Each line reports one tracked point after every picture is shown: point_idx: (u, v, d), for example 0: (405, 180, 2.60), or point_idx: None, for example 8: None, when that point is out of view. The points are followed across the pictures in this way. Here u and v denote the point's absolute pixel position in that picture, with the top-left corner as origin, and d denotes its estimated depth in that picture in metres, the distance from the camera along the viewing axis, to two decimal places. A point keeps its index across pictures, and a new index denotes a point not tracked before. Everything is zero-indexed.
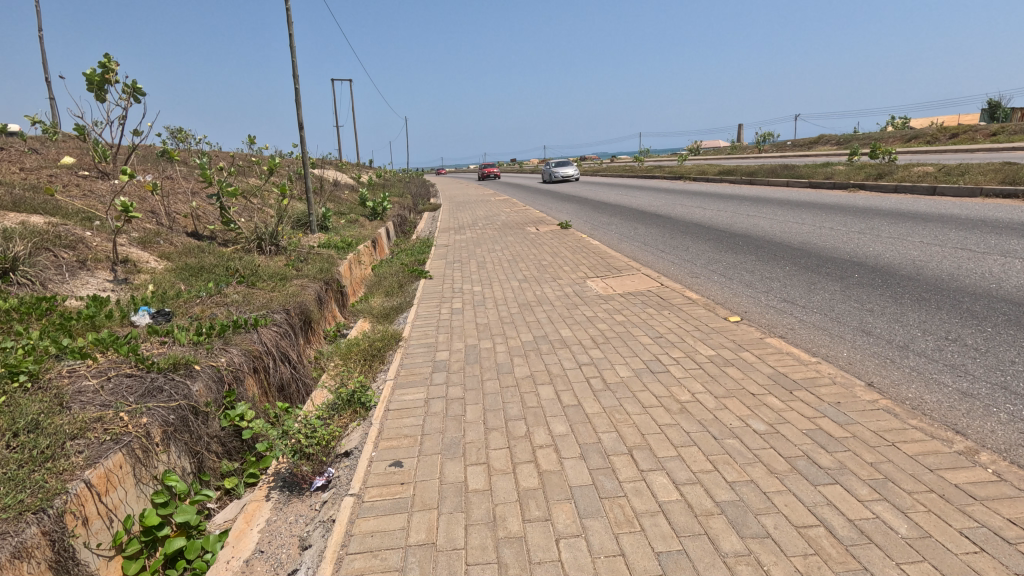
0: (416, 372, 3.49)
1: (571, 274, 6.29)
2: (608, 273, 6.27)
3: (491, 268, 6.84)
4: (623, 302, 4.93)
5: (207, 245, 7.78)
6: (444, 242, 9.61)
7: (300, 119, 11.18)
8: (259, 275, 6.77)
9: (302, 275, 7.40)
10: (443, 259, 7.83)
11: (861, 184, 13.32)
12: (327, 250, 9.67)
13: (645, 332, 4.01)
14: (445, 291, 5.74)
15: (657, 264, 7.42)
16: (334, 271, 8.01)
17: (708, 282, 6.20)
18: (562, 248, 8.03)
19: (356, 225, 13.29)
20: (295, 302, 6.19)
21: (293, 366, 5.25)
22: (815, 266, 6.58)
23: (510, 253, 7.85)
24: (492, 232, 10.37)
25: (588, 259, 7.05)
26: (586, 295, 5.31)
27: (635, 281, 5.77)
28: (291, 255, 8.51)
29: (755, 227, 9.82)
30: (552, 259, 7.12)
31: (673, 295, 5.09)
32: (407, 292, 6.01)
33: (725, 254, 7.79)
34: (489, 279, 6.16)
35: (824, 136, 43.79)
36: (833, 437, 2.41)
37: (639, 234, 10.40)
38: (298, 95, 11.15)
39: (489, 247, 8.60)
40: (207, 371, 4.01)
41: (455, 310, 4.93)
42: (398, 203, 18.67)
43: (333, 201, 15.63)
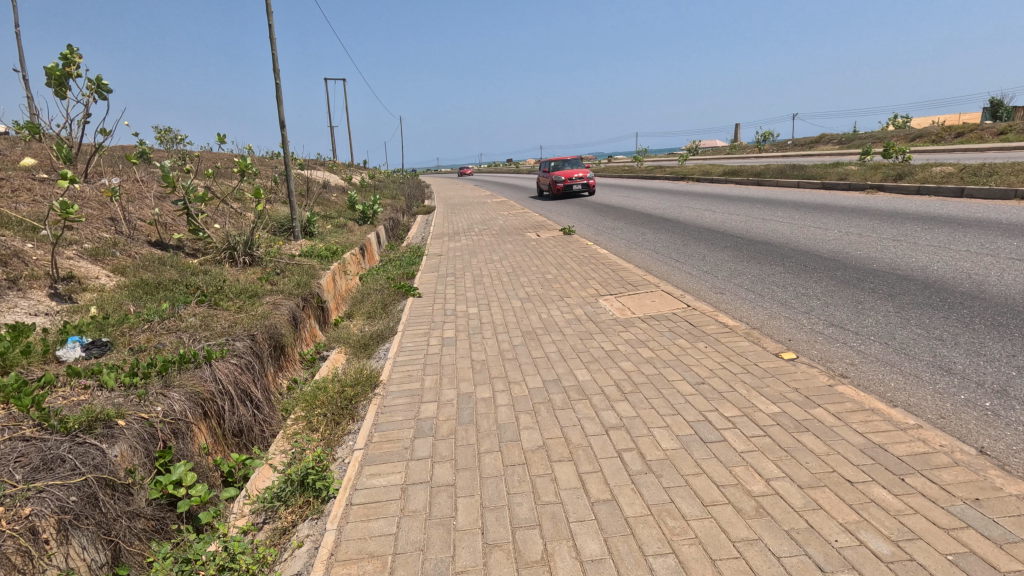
0: (392, 438, 2.68)
1: (579, 291, 5.49)
2: (622, 290, 5.48)
3: (488, 283, 6.05)
4: (646, 330, 4.15)
5: (171, 257, 6.96)
6: (437, 250, 8.80)
7: (281, 117, 10.36)
8: (225, 292, 5.96)
9: (276, 291, 6.60)
10: (436, 272, 7.03)
11: (880, 186, 12.58)
12: (310, 259, 8.88)
13: (682, 375, 3.23)
14: (435, 313, 4.94)
15: (674, 277, 6.66)
16: (313, 285, 7.21)
17: (736, 301, 5.43)
18: (568, 258, 7.25)
19: (345, 230, 12.51)
20: (264, 324, 5.38)
21: (255, 406, 4.43)
22: (856, 281, 5.81)
23: (510, 264, 7.08)
24: (489, 239, 9.59)
25: (597, 273, 6.26)
26: (599, 320, 4.53)
27: (656, 302, 4.98)
28: (267, 266, 7.71)
29: (775, 233, 9.06)
30: (556, 273, 6.33)
31: (703, 321, 4.30)
32: (391, 315, 5.20)
33: (748, 265, 7.03)
34: (487, 298, 5.37)
35: (824, 136, 43.27)
36: (999, 572, 1.63)
37: (648, 241, 9.63)
38: (280, 91, 10.32)
39: (486, 256, 7.81)
40: (134, 428, 3.20)
41: (446, 340, 4.13)
42: (391, 205, 17.88)
43: (320, 204, 14.80)
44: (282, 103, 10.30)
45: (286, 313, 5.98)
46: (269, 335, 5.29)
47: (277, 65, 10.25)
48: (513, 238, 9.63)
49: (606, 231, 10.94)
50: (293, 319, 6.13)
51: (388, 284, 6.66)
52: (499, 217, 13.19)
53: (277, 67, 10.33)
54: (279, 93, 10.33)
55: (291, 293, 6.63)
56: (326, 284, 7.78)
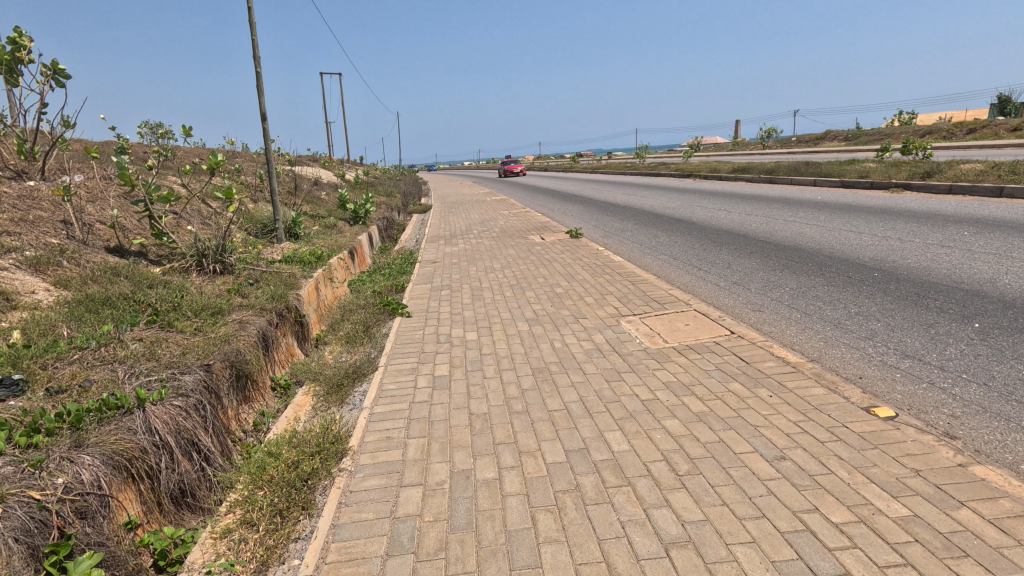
0: (355, 557, 1.87)
1: (596, 311, 4.67)
2: (647, 310, 4.65)
3: (489, 298, 5.23)
4: (687, 370, 3.33)
5: (127, 266, 6.10)
6: (431, 255, 7.97)
7: (263, 108, 9.51)
8: (182, 309, 5.12)
9: (246, 306, 5.76)
10: (429, 283, 6.20)
11: (906, 185, 11.77)
12: (291, 266, 8.04)
13: (753, 444, 2.41)
14: (426, 339, 4.11)
15: (700, 290, 5.87)
16: (290, 297, 6.38)
17: (780, 323, 4.63)
18: (579, 267, 6.44)
19: (333, 231, 11.68)
20: (223, 350, 4.54)
21: (203, 459, 3.60)
22: (916, 297, 5.02)
23: (513, 274, 6.26)
24: (490, 242, 8.78)
25: (613, 287, 5.43)
26: (625, 353, 3.71)
27: (691, 326, 4.15)
28: (241, 275, 6.88)
29: (803, 237, 8.27)
30: (567, 286, 5.51)
31: (756, 356, 3.48)
32: (373, 340, 4.36)
33: (783, 276, 6.24)
34: (487, 319, 4.55)
35: (829, 132, 42.48)
36: None
37: (661, 245, 8.82)
38: (260, 80, 9.46)
39: (486, 264, 6.99)
40: (16, 516, 2.39)
41: (437, 382, 3.29)
42: (385, 203, 17.04)
43: (309, 203, 13.95)
44: (263, 94, 9.44)
45: (253, 333, 5.12)
46: (229, 364, 4.46)
47: (257, 52, 9.39)
48: (515, 241, 8.79)
49: (616, 233, 10.11)
50: (263, 339, 5.29)
51: (375, 298, 5.82)
52: (499, 217, 12.36)
53: (257, 54, 9.48)
54: (260, 83, 9.48)
55: (262, 307, 5.78)
56: (306, 295, 6.93)
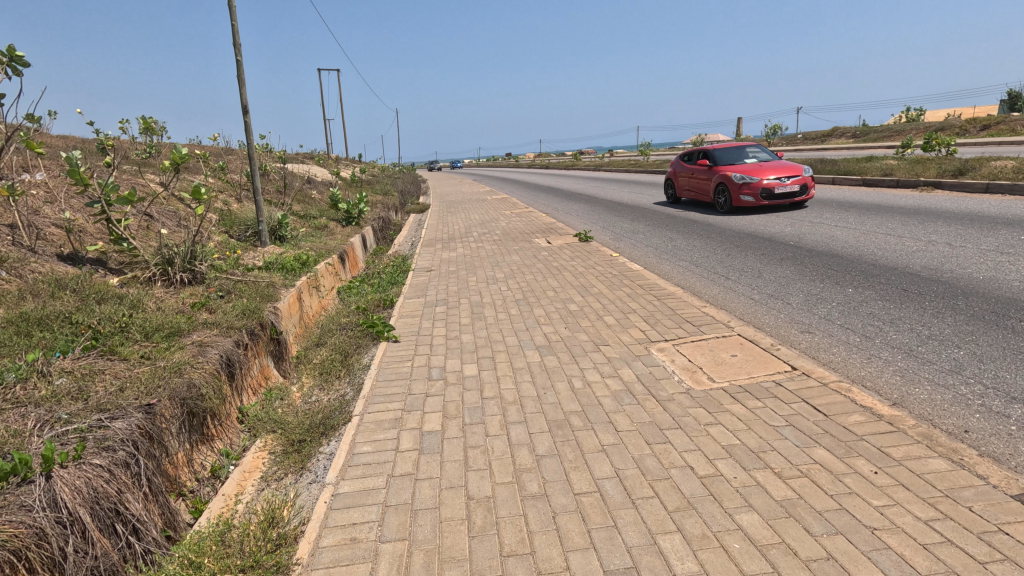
0: None
1: (619, 336, 3.90)
2: (679, 335, 3.89)
3: (491, 317, 4.46)
4: (750, 427, 2.57)
5: (78, 277, 5.31)
6: (427, 261, 7.22)
7: (244, 100, 8.74)
8: (131, 330, 4.36)
9: (211, 323, 5.00)
10: (422, 295, 5.43)
11: (937, 183, 11.01)
12: (271, 273, 7.29)
13: (879, 565, 1.66)
14: (414, 375, 3.34)
15: (734, 305, 5.11)
16: (265, 312, 5.61)
17: (839, 351, 3.88)
18: (593, 277, 5.69)
19: (323, 232, 10.94)
20: (171, 384, 3.77)
21: (131, 532, 2.83)
22: (995, 316, 4.26)
23: (517, 285, 5.49)
24: (491, 247, 8.03)
25: (635, 304, 4.65)
26: (663, 397, 2.95)
27: (738, 359, 3.38)
28: (213, 285, 6.12)
29: (836, 241, 7.52)
30: (580, 303, 4.74)
31: (835, 404, 2.72)
32: (352, 374, 3.60)
33: (826, 287, 5.49)
34: (489, 346, 3.78)
35: (835, 129, 41.72)
36: None
37: (679, 250, 8.08)
38: (241, 70, 8.68)
39: (487, 272, 6.24)
40: None
41: (425, 444, 2.53)
42: (382, 202, 16.29)
43: (300, 204, 13.19)
44: (244, 84, 8.67)
45: (214, 360, 4.36)
46: (178, 403, 3.70)
47: (237, 38, 8.61)
48: (518, 246, 8.03)
49: (627, 236, 9.37)
50: (226, 367, 4.52)
51: (359, 316, 5.04)
52: (500, 218, 11.61)
53: (238, 41, 8.70)
54: (240, 73, 8.70)
55: (228, 326, 5.01)
56: (284, 310, 6.17)
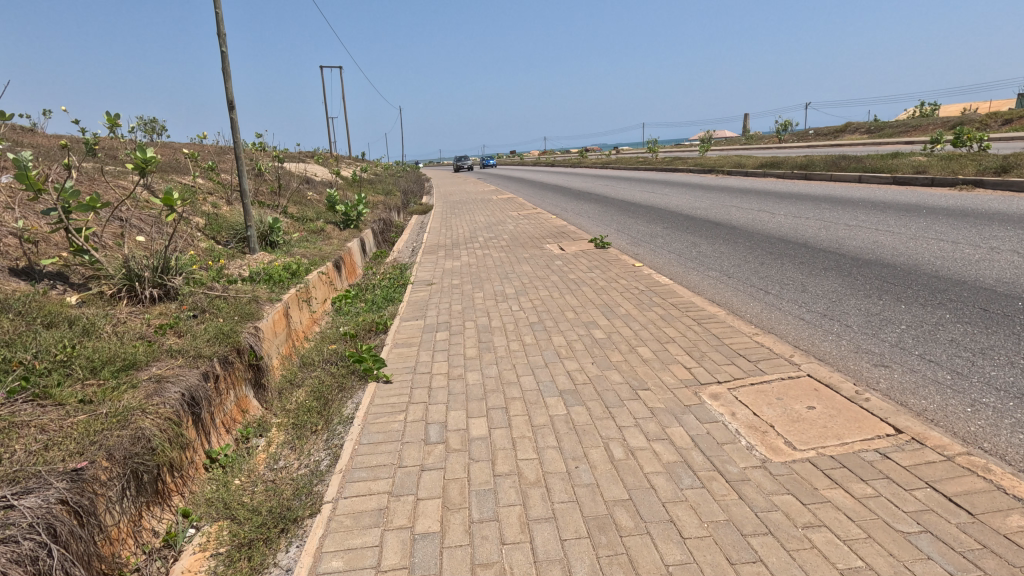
0: None
1: (660, 379, 3.19)
2: (734, 375, 3.17)
3: (501, 347, 3.76)
4: (867, 531, 1.86)
5: (27, 295, 4.62)
6: (428, 272, 6.53)
7: (230, 95, 8.06)
8: (74, 366, 3.68)
9: (176, 351, 4.32)
10: (423, 313, 4.74)
11: (978, 182, 10.22)
12: (257, 286, 6.62)
13: None
14: (407, 435, 2.65)
15: (785, 329, 4.39)
16: (242, 335, 4.92)
17: (931, 394, 3.14)
18: (616, 293, 4.99)
19: (319, 237, 10.28)
20: (112, 438, 3.07)
21: None
22: None
23: (531, 303, 4.79)
24: (499, 254, 7.33)
25: (672, 331, 3.94)
26: (734, 475, 2.24)
27: (819, 413, 2.66)
28: (187, 302, 5.45)
29: (883, 248, 6.78)
30: (607, 328, 4.03)
31: (975, 492, 2.00)
32: (330, 429, 2.90)
33: (888, 306, 4.75)
34: (500, 391, 3.08)
35: (848, 125, 40.78)
36: None
37: (705, 258, 7.36)
38: (226, 62, 7.99)
39: (496, 286, 5.54)
40: None
41: (417, 559, 1.84)
42: (383, 203, 15.63)
43: (296, 206, 12.53)
44: (230, 78, 7.98)
45: (173, 400, 3.66)
46: (120, 461, 3.00)
47: (222, 28, 7.91)
48: (528, 253, 7.33)
49: (646, 241, 8.63)
50: (187, 405, 3.79)
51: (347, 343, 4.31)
52: (508, 220, 10.91)
53: (222, 32, 8.01)
54: (225, 65, 8.01)
55: (195, 355, 4.29)
56: (268, 329, 5.49)
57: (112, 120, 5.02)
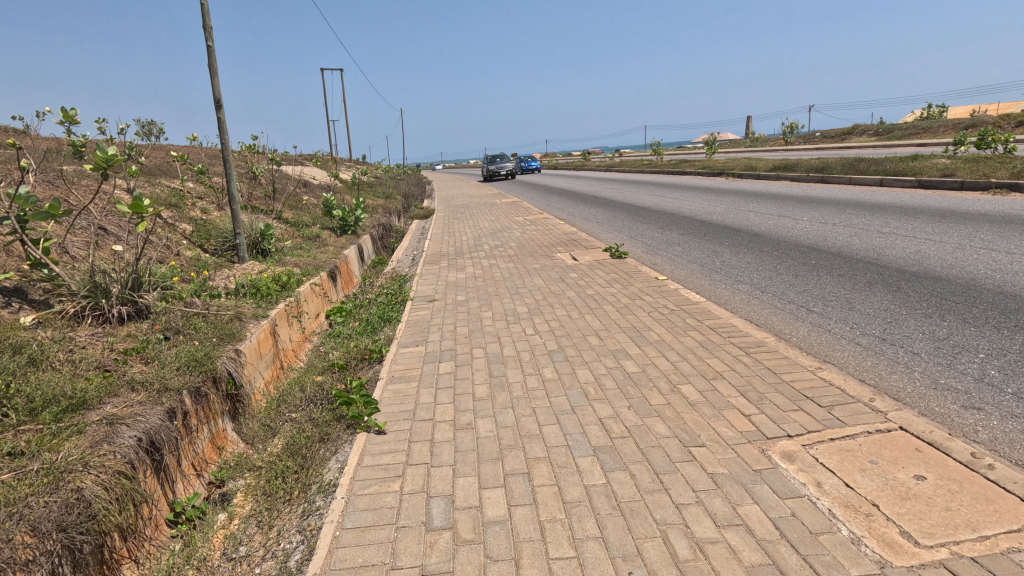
0: None
1: (714, 430, 2.60)
2: (807, 427, 2.58)
3: (517, 384, 3.16)
4: None
5: None
6: (429, 285, 5.95)
7: (217, 92, 7.48)
8: (9, 408, 3.10)
9: (140, 384, 3.73)
10: (424, 335, 4.15)
11: (1014, 185, 9.60)
12: (241, 300, 6.04)
13: None
14: (402, 516, 2.06)
15: (841, 357, 3.81)
16: (218, 361, 4.34)
17: None
18: (642, 313, 4.40)
19: (315, 243, 9.71)
20: (41, 505, 2.49)
21: None
22: None
23: (548, 325, 4.20)
24: (506, 265, 6.75)
25: (718, 363, 3.35)
26: None
27: (934, 486, 2.08)
28: (160, 321, 4.87)
29: (928, 258, 6.18)
30: (640, 360, 3.44)
31: None
32: (307, 500, 2.31)
33: (955, 328, 4.16)
34: (520, 449, 2.49)
35: (856, 127, 40.16)
36: None
37: (731, 269, 6.78)
38: (212, 57, 7.42)
39: (505, 303, 4.95)
40: None
41: None
42: (383, 207, 15.05)
43: (291, 211, 11.96)
44: (216, 75, 7.41)
45: (128, 448, 3.08)
46: (49, 537, 2.41)
47: (208, 21, 7.33)
48: (539, 263, 6.74)
49: (663, 249, 8.05)
50: (144, 450, 3.20)
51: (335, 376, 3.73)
52: (514, 226, 10.32)
53: (208, 25, 7.43)
54: (212, 61, 7.44)
55: (161, 387, 3.73)
56: (250, 351, 4.92)
57: (70, 115, 4.43)
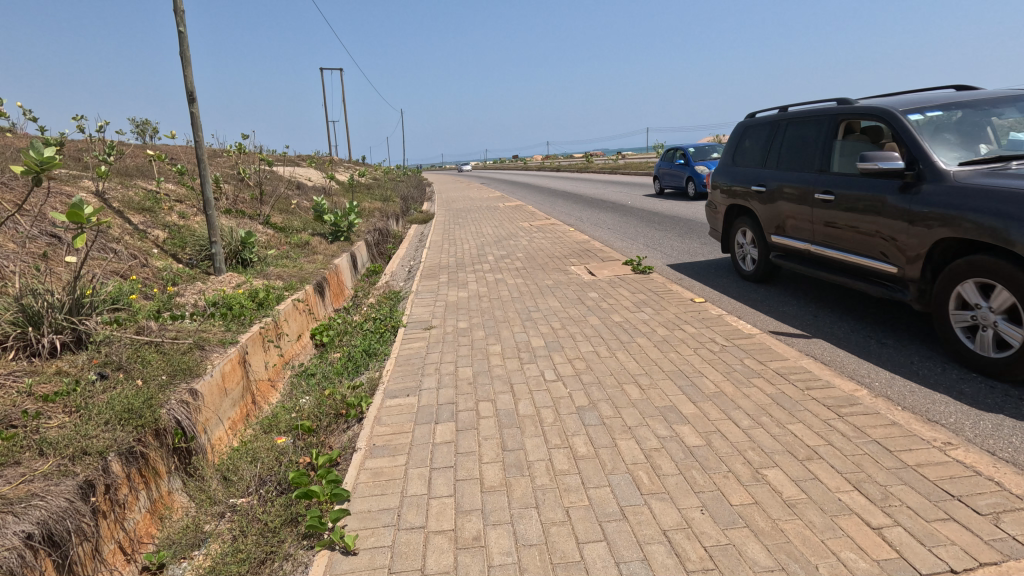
0: None
1: (838, 559, 1.76)
2: (974, 555, 1.75)
3: (539, 466, 2.33)
4: None
5: None
6: (425, 305, 5.11)
7: (190, 85, 6.67)
8: None
9: (49, 448, 2.90)
10: (417, 378, 3.31)
11: None
12: (208, 322, 5.21)
13: None
14: None
15: (952, 414, 2.95)
16: (163, 410, 3.49)
17: None
18: (689, 351, 3.56)
19: (302, 251, 8.90)
20: None
21: None
22: None
23: (571, 367, 3.36)
24: (514, 281, 5.93)
25: (806, 431, 2.52)
26: None
27: None
28: (99, 355, 4.03)
29: None
30: (700, 426, 2.60)
31: None
32: None
33: None
34: None
35: (865, 131, 39.36)
36: None
37: (770, 287, 5.95)
38: (184, 44, 6.61)
39: (517, 331, 4.13)
40: None
41: None
42: (380, 210, 14.26)
43: (280, 215, 11.15)
44: (189, 65, 6.60)
45: (7, 553, 2.26)
46: None
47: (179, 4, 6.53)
48: (551, 279, 5.93)
49: (688, 262, 7.24)
50: (35, 549, 2.38)
51: (301, 440, 2.89)
52: (520, 233, 9.51)
53: (180, 9, 6.62)
54: (184, 48, 6.63)
55: (76, 453, 2.90)
56: (210, 388, 4.09)
57: None
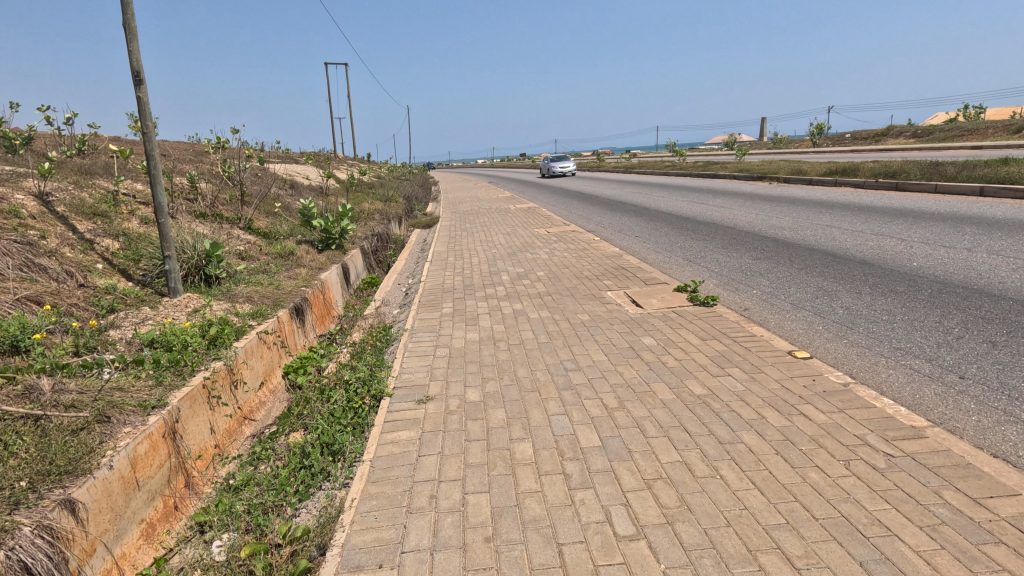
0: None
1: None
2: None
3: None
4: None
5: None
6: (422, 352, 3.78)
7: (136, 63, 5.38)
8: None
9: None
10: (399, 524, 1.98)
11: None
12: (132, 374, 3.89)
13: None
14: None
15: None
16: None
17: None
18: (838, 467, 2.22)
19: (283, 263, 7.61)
20: None
21: None
22: None
23: (655, 504, 2.02)
24: (539, 313, 4.60)
25: None
26: None
27: None
28: None
29: None
30: None
31: None
32: None
33: None
34: None
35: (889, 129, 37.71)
36: None
37: (870, 325, 4.56)
38: (128, 12, 5.32)
39: (554, 411, 2.78)
40: None
41: None
42: (380, 212, 12.95)
43: (264, 218, 9.87)
44: (134, 37, 5.30)
45: None
46: None
47: None
48: (586, 311, 4.60)
49: (746, 285, 5.88)
50: None
51: None
52: (537, 243, 8.18)
53: None
54: (127, 17, 5.33)
55: None
56: (105, 491, 2.78)
57: None
